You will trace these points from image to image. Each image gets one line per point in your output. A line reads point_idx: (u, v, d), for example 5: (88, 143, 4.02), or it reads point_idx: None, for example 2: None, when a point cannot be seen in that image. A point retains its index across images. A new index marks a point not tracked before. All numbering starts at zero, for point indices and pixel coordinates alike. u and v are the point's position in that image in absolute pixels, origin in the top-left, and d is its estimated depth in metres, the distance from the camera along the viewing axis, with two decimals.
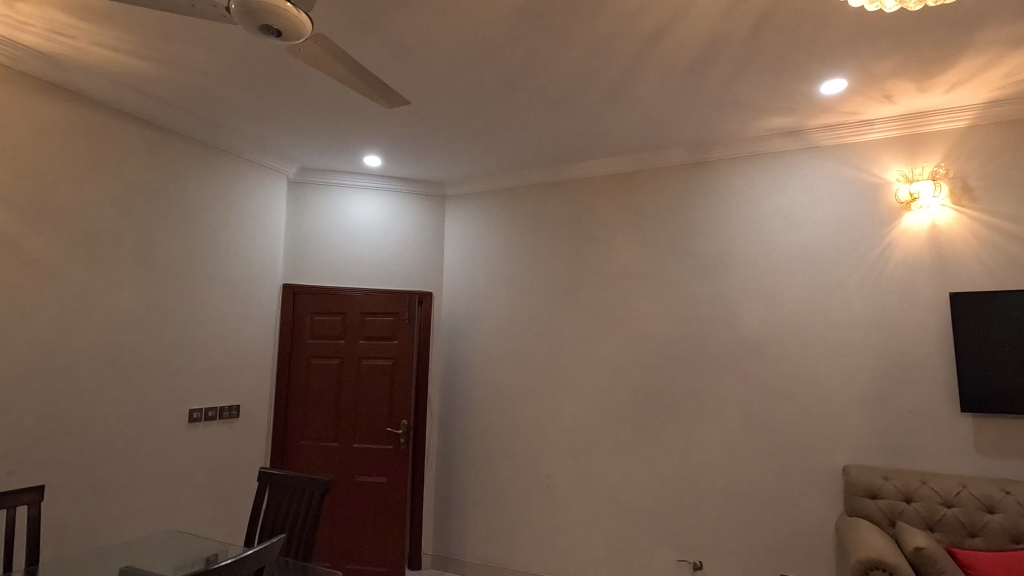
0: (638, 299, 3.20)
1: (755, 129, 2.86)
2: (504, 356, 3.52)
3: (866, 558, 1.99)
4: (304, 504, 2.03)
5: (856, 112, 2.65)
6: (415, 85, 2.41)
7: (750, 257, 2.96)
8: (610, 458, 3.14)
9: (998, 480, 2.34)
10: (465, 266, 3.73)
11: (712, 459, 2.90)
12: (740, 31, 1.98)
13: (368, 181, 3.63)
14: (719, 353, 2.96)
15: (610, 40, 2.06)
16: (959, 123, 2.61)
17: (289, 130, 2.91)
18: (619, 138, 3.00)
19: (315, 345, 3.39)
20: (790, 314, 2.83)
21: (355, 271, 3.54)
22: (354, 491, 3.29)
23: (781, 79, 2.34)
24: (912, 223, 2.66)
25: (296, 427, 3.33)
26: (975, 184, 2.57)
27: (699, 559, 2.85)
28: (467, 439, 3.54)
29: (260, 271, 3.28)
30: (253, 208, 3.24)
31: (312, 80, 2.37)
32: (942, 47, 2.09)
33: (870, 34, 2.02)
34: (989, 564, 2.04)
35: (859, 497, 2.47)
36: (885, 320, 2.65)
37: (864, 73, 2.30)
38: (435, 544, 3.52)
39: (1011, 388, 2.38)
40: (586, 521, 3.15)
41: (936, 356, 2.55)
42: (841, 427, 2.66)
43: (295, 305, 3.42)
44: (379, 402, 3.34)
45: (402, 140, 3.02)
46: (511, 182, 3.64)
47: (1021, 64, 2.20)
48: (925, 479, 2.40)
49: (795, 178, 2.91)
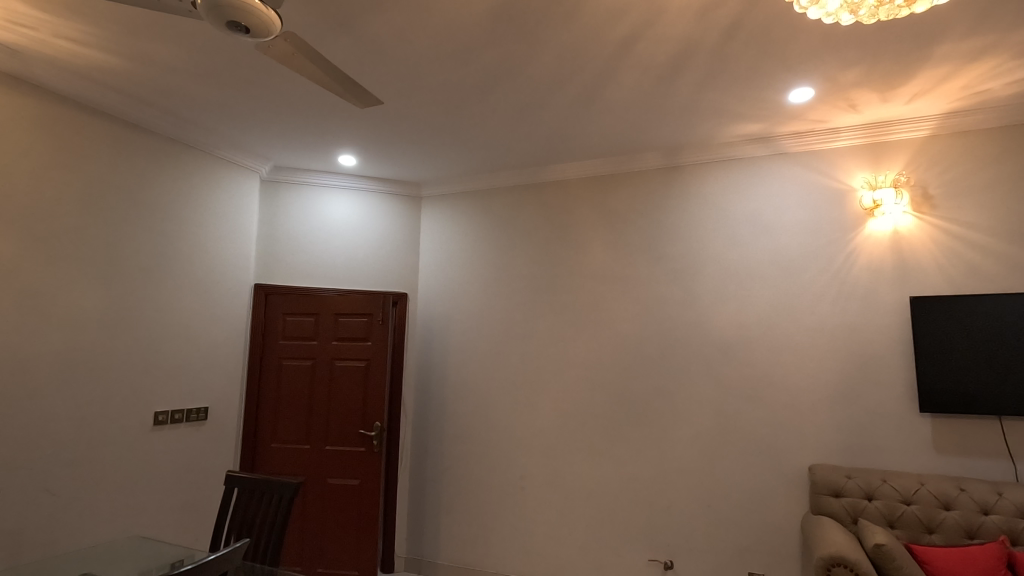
0: (612, 301, 3.23)
1: (726, 135, 2.91)
2: (478, 358, 3.52)
3: (828, 555, 2.04)
4: (272, 508, 2.01)
5: (823, 120, 2.72)
6: (389, 85, 2.40)
7: (720, 260, 3.01)
8: (584, 459, 3.16)
9: (954, 477, 2.43)
10: (441, 267, 3.72)
11: (682, 459, 2.94)
12: (710, 39, 2.02)
13: (343, 181, 3.60)
14: (691, 355, 3.01)
15: (583, 45, 2.08)
16: (920, 132, 2.70)
17: (262, 127, 2.87)
18: (594, 141, 3.02)
19: (286, 347, 3.34)
20: (760, 317, 2.89)
21: (329, 271, 3.50)
22: (326, 494, 3.25)
23: (750, 87, 2.39)
24: (875, 229, 2.74)
25: (266, 429, 3.28)
26: (934, 192, 2.66)
27: (670, 559, 2.89)
28: (440, 441, 3.52)
29: (230, 271, 3.22)
30: (223, 207, 3.19)
31: (284, 78, 2.35)
32: (902, 59, 2.16)
33: (834, 45, 2.07)
34: (944, 558, 2.12)
35: (823, 496, 2.53)
36: (849, 323, 2.73)
37: (830, 83, 2.36)
38: (409, 547, 3.50)
39: (968, 388, 2.44)
40: (559, 522, 3.16)
41: (896, 359, 2.63)
42: (807, 427, 2.73)
43: (267, 305, 3.37)
44: (351, 404, 3.31)
45: (378, 140, 3.00)
46: (487, 184, 3.65)
47: (978, 77, 2.29)
48: (886, 477, 2.47)
49: (765, 183, 2.98)
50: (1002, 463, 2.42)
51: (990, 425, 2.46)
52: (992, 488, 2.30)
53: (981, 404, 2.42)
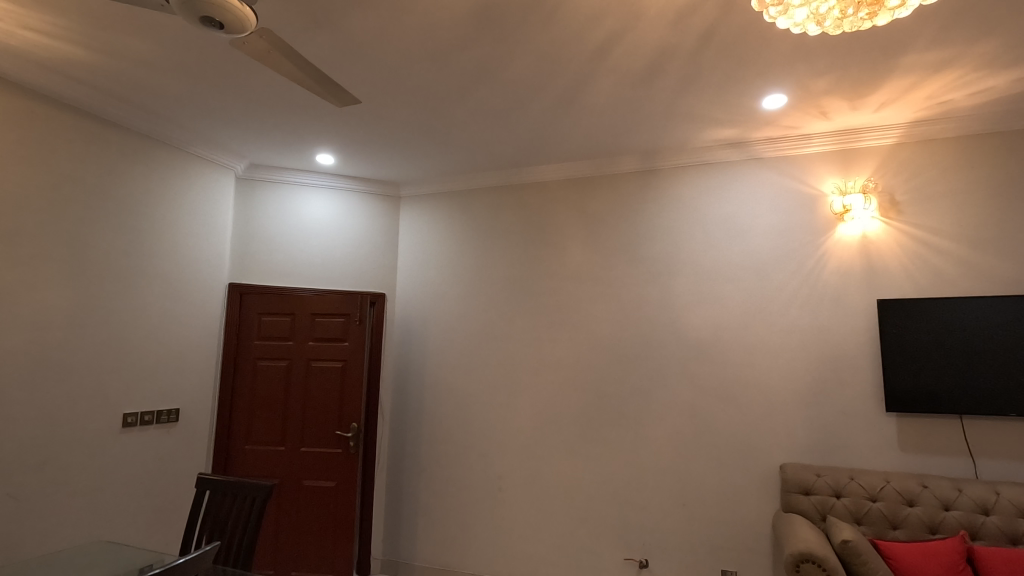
0: (590, 302, 3.26)
1: (702, 139, 2.96)
2: (457, 359, 3.51)
3: (797, 552, 2.09)
4: (245, 510, 1.98)
5: (796, 127, 2.78)
6: (367, 85, 2.38)
7: (696, 262, 3.06)
8: (561, 460, 3.18)
9: (917, 474, 2.50)
10: (419, 268, 3.71)
11: (658, 459, 2.98)
12: (686, 45, 2.06)
13: (320, 179, 3.56)
14: (666, 356, 3.05)
15: (562, 48, 2.09)
16: (887, 140, 2.78)
17: (237, 124, 2.82)
18: (573, 143, 3.04)
19: (261, 347, 3.30)
20: (733, 319, 2.95)
21: (306, 271, 3.46)
22: (301, 496, 3.21)
23: (725, 93, 2.44)
24: (845, 234, 2.81)
25: (240, 431, 3.23)
26: (901, 198, 2.74)
27: (645, 558, 2.92)
28: (418, 442, 3.51)
29: (202, 269, 3.16)
30: (196, 204, 3.13)
31: (261, 75, 2.32)
32: (870, 69, 2.23)
33: (806, 54, 2.13)
34: (908, 553, 2.18)
35: (793, 494, 2.58)
36: (820, 325, 2.79)
37: (802, 90, 2.42)
38: (385, 549, 3.48)
39: (932, 388, 2.52)
40: (536, 522, 3.17)
41: (864, 360, 2.70)
42: (778, 427, 2.79)
43: (242, 305, 3.32)
44: (328, 405, 3.28)
45: (356, 139, 2.98)
46: (467, 185, 3.65)
47: (942, 87, 2.37)
48: (854, 475, 2.54)
49: (739, 187, 3.04)
50: (962, 460, 2.51)
51: (951, 424, 2.54)
52: (953, 484, 2.39)
53: (944, 403, 2.50)
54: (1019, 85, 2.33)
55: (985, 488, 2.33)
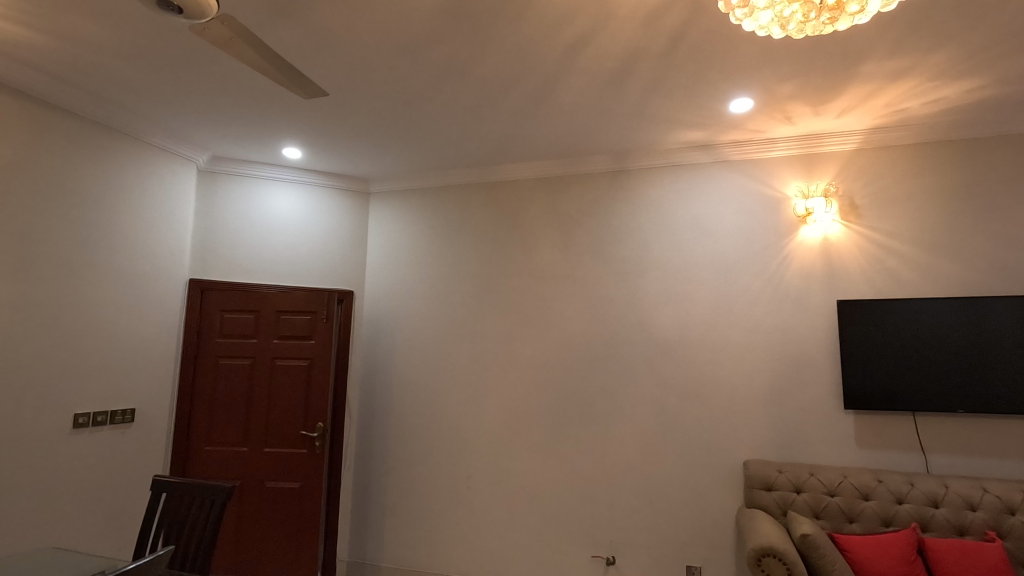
0: (560, 301, 3.26)
1: (671, 141, 3.00)
2: (426, 358, 3.48)
3: (759, 547, 2.13)
4: (203, 512, 1.90)
5: (761, 130, 2.85)
6: (336, 78, 2.33)
7: (664, 262, 3.10)
8: (530, 458, 3.18)
9: (873, 470, 2.59)
10: (389, 265, 3.65)
11: (626, 457, 3.01)
12: (656, 47, 2.08)
13: (287, 174, 3.48)
14: (635, 355, 3.08)
15: (534, 46, 2.08)
16: (847, 145, 2.87)
17: (198, 114, 2.73)
18: (544, 142, 3.04)
19: (223, 345, 3.20)
20: (700, 318, 2.99)
21: (270, 267, 3.38)
22: (264, 497, 3.13)
23: (694, 95, 2.47)
24: (807, 236, 2.89)
25: (200, 431, 3.13)
26: (860, 202, 2.83)
27: (612, 554, 2.94)
28: (385, 442, 3.46)
29: (161, 264, 3.05)
30: (154, 197, 3.02)
31: (224, 64, 2.25)
32: (833, 75, 2.29)
33: (772, 59, 2.17)
34: (864, 546, 2.25)
35: (756, 490, 2.64)
36: (783, 324, 2.87)
37: (768, 95, 2.47)
38: (351, 550, 3.42)
39: (887, 386, 2.61)
40: (505, 520, 3.16)
41: (824, 359, 2.78)
42: (742, 424, 2.85)
43: (203, 301, 3.22)
44: (293, 404, 3.21)
45: (324, 133, 2.92)
46: (438, 182, 3.61)
47: (898, 95, 2.45)
48: (813, 471, 2.60)
49: (707, 189, 3.09)
50: (915, 455, 2.60)
51: (905, 421, 2.63)
52: (906, 478, 2.48)
53: (898, 401, 2.59)
54: (970, 95, 2.44)
55: (935, 481, 2.43)
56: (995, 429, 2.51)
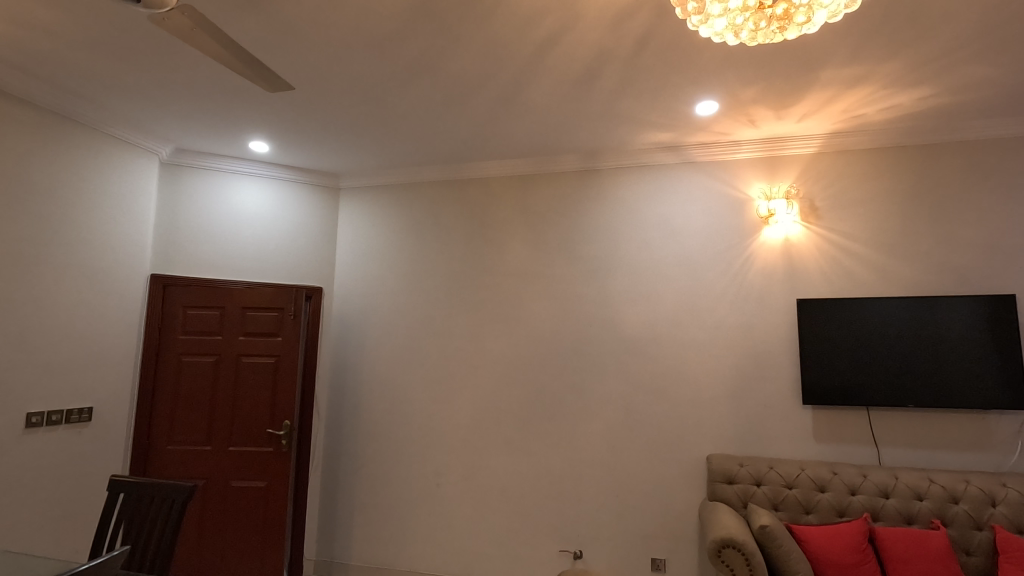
0: (530, 299, 3.29)
1: (640, 141, 3.05)
2: (396, 355, 3.46)
3: (719, 538, 2.20)
4: (163, 513, 1.85)
5: (726, 133, 2.92)
6: (304, 73, 2.31)
7: (632, 261, 3.15)
8: (500, 455, 3.20)
9: (829, 462, 2.68)
10: (358, 261, 3.62)
11: (594, 452, 3.05)
12: (624, 49, 2.11)
13: (254, 168, 3.41)
14: (603, 352, 3.12)
15: (503, 45, 2.10)
16: (809, 149, 2.96)
17: (163, 106, 2.67)
18: (515, 141, 3.06)
19: (186, 342, 3.14)
20: (667, 316, 3.05)
21: (236, 263, 3.32)
22: (228, 496, 3.09)
23: (662, 98, 2.53)
24: (769, 237, 2.97)
25: (162, 430, 3.07)
26: (820, 204, 2.92)
27: (579, 548, 2.99)
28: (354, 440, 3.43)
29: (120, 259, 2.96)
30: (114, 190, 2.93)
31: (188, 56, 2.20)
32: (794, 80, 2.36)
33: (736, 63, 2.23)
34: (819, 536, 2.33)
35: (718, 483, 2.71)
36: (745, 322, 2.95)
37: (732, 98, 2.53)
38: (318, 549, 3.39)
39: (843, 383, 2.70)
40: (474, 516, 3.18)
41: (784, 356, 2.87)
42: (705, 419, 2.92)
43: (165, 297, 3.15)
44: (258, 402, 3.16)
45: (292, 128, 2.88)
46: (408, 178, 3.59)
47: (856, 101, 2.54)
48: (773, 464, 2.69)
49: (674, 190, 3.15)
50: (868, 448, 2.71)
51: (859, 415, 2.74)
52: (859, 471, 2.58)
53: (853, 396, 2.69)
54: (923, 102, 2.54)
55: (886, 473, 2.54)
56: (943, 423, 2.63)
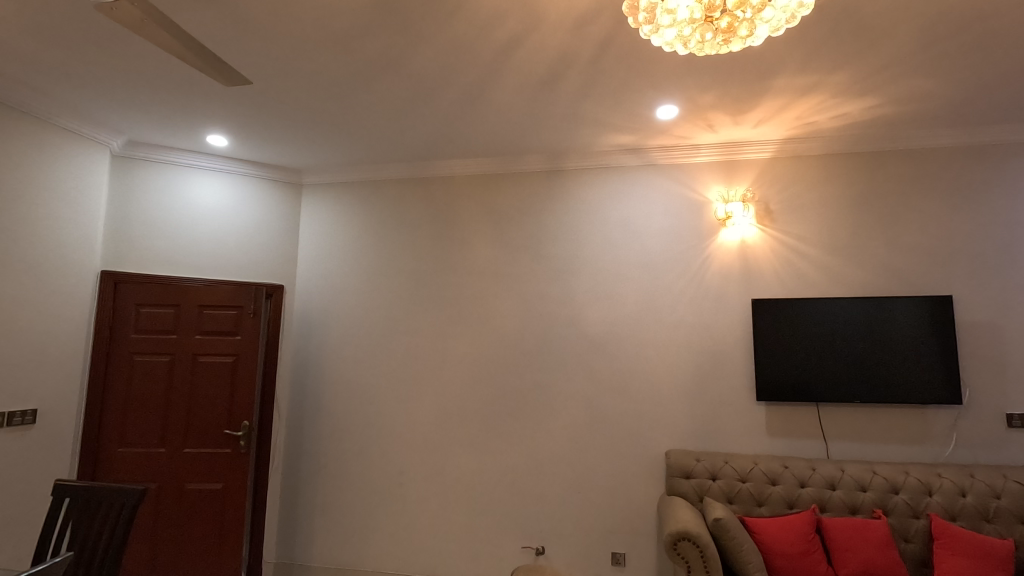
0: (495, 297, 3.30)
1: (602, 143, 3.10)
2: (359, 354, 3.43)
3: (675, 531, 2.26)
4: (111, 519, 1.78)
5: (686, 137, 2.99)
6: (263, 67, 2.27)
7: (595, 261, 3.20)
8: (464, 453, 3.21)
9: (781, 457, 2.78)
10: (321, 259, 3.57)
11: (556, 450, 3.09)
12: (585, 52, 2.15)
13: (212, 162, 3.33)
14: (566, 350, 3.16)
15: (466, 45, 2.10)
16: (765, 153, 3.06)
17: (114, 97, 2.58)
18: (480, 140, 3.06)
19: (139, 341, 3.04)
20: (628, 315, 3.12)
21: (192, 259, 3.23)
22: (183, 499, 3.01)
23: (623, 101, 2.57)
24: (726, 239, 3.06)
25: (113, 432, 2.97)
26: (775, 208, 3.03)
27: (542, 544, 3.03)
28: (316, 440, 3.39)
29: (68, 255, 2.86)
30: (63, 183, 2.82)
31: (141, 47, 2.13)
32: (749, 88, 2.44)
33: (694, 70, 2.29)
34: (769, 527, 2.42)
35: (676, 478, 2.79)
36: (703, 320, 3.03)
37: (691, 103, 2.60)
38: (278, 551, 3.33)
39: (794, 379, 2.81)
40: (437, 515, 3.18)
41: (739, 354, 2.97)
42: (664, 416, 3.00)
43: (117, 294, 3.05)
44: (216, 403, 3.09)
45: (251, 122, 2.82)
46: (373, 175, 3.56)
47: (809, 109, 2.64)
48: (728, 459, 2.77)
49: (636, 192, 3.21)
50: (817, 442, 2.83)
51: (810, 411, 2.85)
52: (808, 464, 2.68)
53: (805, 393, 2.80)
54: (870, 111, 2.66)
55: (833, 466, 2.65)
56: (886, 417, 2.77)
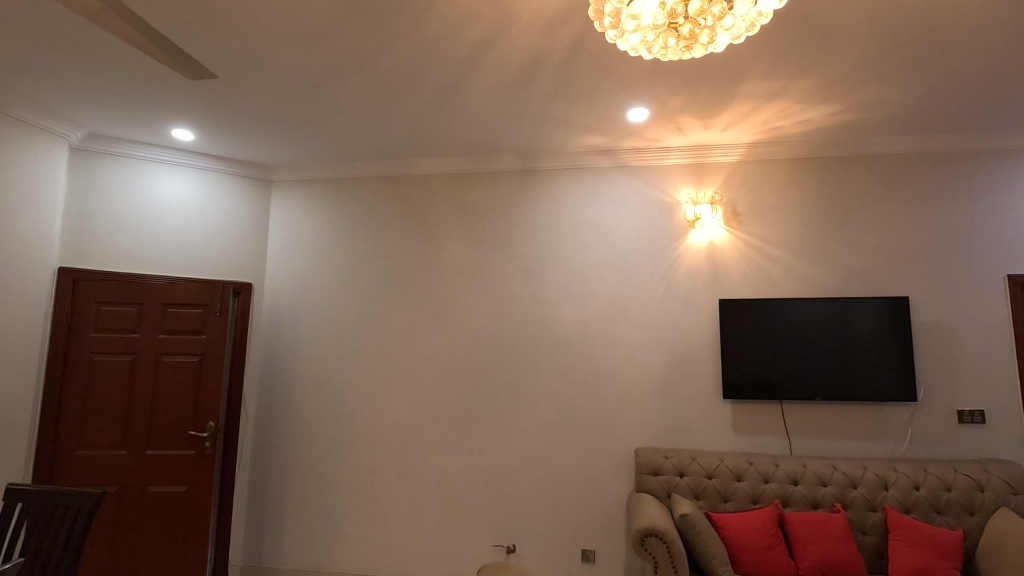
0: (468, 296, 3.30)
1: (575, 144, 3.12)
2: (330, 354, 3.39)
3: (643, 528, 2.29)
4: (66, 525, 1.72)
5: (656, 139, 3.04)
6: (229, 62, 2.22)
7: (567, 260, 3.23)
8: (436, 452, 3.20)
9: (745, 453, 2.85)
10: (291, 256, 3.51)
11: (528, 448, 3.11)
12: (557, 54, 2.16)
13: (177, 157, 3.25)
14: (538, 349, 3.18)
15: (437, 44, 2.10)
16: (733, 157, 3.13)
17: (72, 88, 2.49)
18: (454, 139, 3.06)
19: (99, 340, 2.95)
20: (599, 314, 3.15)
21: (156, 256, 3.15)
22: (145, 502, 2.93)
23: (595, 103, 2.60)
24: (695, 240, 3.12)
25: (70, 435, 2.87)
26: (742, 210, 3.10)
27: (513, 543, 3.04)
28: (285, 440, 3.34)
29: (23, 251, 2.75)
30: (18, 176, 2.72)
31: (100, 38, 2.07)
32: (717, 92, 2.49)
33: (663, 74, 2.34)
34: (734, 523, 2.47)
35: (645, 475, 2.83)
36: (673, 320, 3.08)
37: (662, 106, 2.64)
38: (244, 554, 3.27)
39: (759, 378, 2.89)
40: (408, 514, 3.17)
41: (707, 353, 3.03)
42: (634, 414, 3.04)
43: (76, 292, 2.95)
44: (180, 404, 3.01)
45: (218, 117, 2.77)
46: (344, 172, 3.52)
47: (774, 114, 2.71)
48: (695, 456, 2.83)
49: (608, 192, 3.24)
50: (781, 439, 2.90)
51: (774, 409, 2.93)
52: (772, 460, 2.76)
53: (769, 390, 2.87)
54: (833, 118, 2.74)
55: (795, 462, 2.73)
56: (846, 414, 2.86)
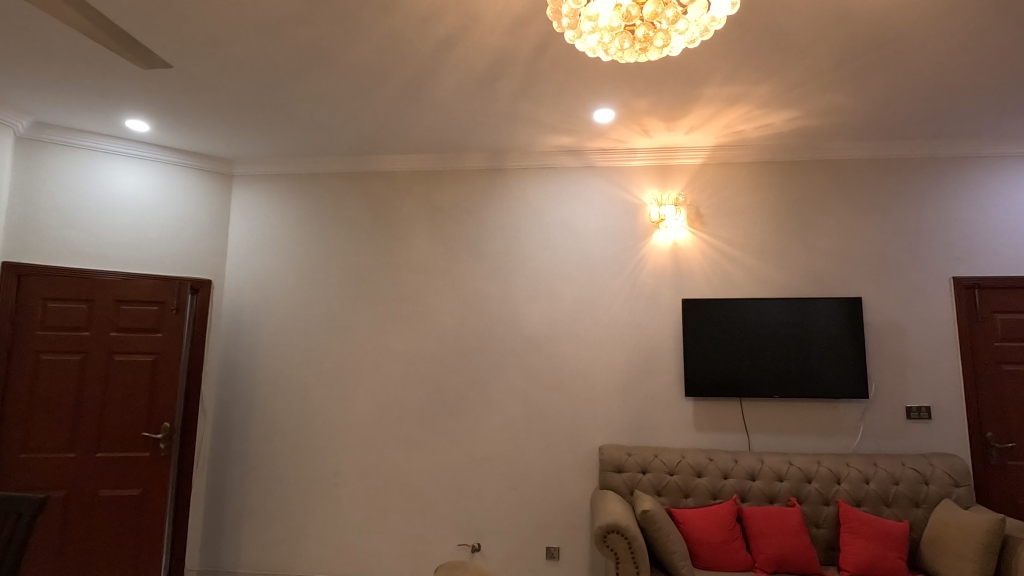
0: (434, 294, 3.28)
1: (542, 144, 3.14)
2: (292, 352, 3.32)
3: (606, 524, 2.32)
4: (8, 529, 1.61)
5: (622, 140, 3.08)
6: (187, 51, 2.16)
7: (534, 260, 3.23)
8: (400, 452, 3.17)
9: (706, 450, 2.91)
10: (252, 253, 3.43)
11: (493, 447, 3.11)
12: (523, 53, 2.17)
13: (131, 148, 3.14)
14: (505, 348, 3.19)
15: (402, 40, 2.08)
16: (696, 159, 3.19)
17: (15, 75, 2.38)
18: (420, 136, 3.04)
19: (46, 338, 2.82)
20: (565, 313, 3.17)
21: (108, 251, 3.04)
22: (95, 506, 2.82)
23: (561, 103, 2.62)
24: (659, 241, 3.17)
25: (13, 437, 2.74)
26: (705, 212, 3.16)
27: (478, 542, 3.04)
28: (245, 441, 3.26)
29: None
30: None
31: (47, 23, 1.98)
32: (680, 96, 2.54)
33: (628, 76, 2.37)
34: (694, 518, 2.52)
35: (608, 472, 2.86)
36: (637, 319, 3.12)
37: (627, 108, 2.67)
38: (202, 558, 3.18)
39: (720, 376, 2.95)
40: (373, 515, 3.13)
41: (670, 351, 3.08)
42: (599, 412, 3.07)
43: (21, 288, 2.82)
44: (134, 404, 2.91)
45: (175, 108, 2.68)
46: (308, 167, 3.45)
47: (736, 118, 2.77)
48: (657, 453, 2.87)
49: (575, 192, 3.27)
50: (740, 436, 2.97)
51: (733, 406, 3.00)
52: (731, 456, 2.82)
53: (729, 388, 2.94)
54: (791, 123, 2.82)
55: (754, 458, 2.80)
56: (802, 411, 2.95)
